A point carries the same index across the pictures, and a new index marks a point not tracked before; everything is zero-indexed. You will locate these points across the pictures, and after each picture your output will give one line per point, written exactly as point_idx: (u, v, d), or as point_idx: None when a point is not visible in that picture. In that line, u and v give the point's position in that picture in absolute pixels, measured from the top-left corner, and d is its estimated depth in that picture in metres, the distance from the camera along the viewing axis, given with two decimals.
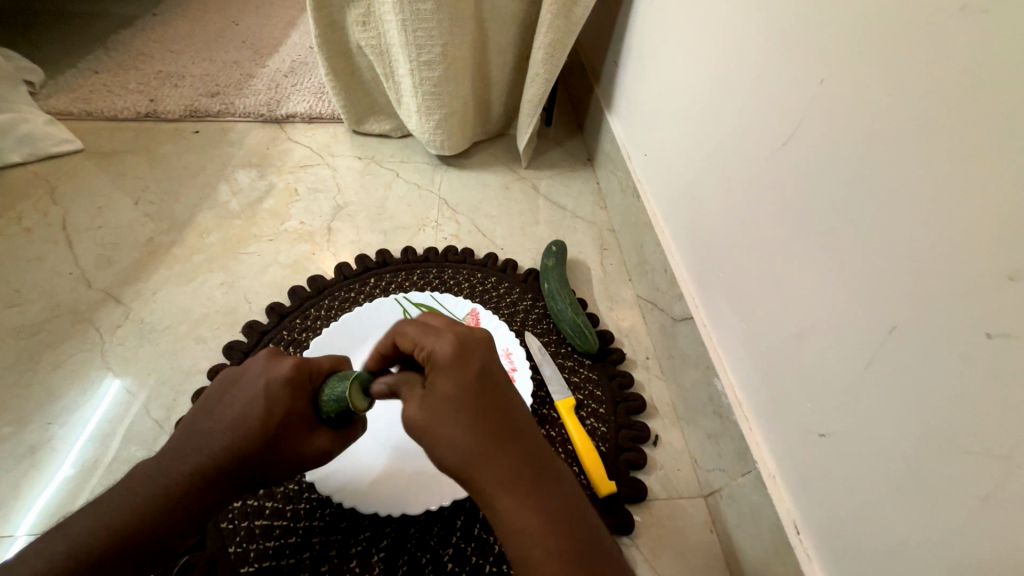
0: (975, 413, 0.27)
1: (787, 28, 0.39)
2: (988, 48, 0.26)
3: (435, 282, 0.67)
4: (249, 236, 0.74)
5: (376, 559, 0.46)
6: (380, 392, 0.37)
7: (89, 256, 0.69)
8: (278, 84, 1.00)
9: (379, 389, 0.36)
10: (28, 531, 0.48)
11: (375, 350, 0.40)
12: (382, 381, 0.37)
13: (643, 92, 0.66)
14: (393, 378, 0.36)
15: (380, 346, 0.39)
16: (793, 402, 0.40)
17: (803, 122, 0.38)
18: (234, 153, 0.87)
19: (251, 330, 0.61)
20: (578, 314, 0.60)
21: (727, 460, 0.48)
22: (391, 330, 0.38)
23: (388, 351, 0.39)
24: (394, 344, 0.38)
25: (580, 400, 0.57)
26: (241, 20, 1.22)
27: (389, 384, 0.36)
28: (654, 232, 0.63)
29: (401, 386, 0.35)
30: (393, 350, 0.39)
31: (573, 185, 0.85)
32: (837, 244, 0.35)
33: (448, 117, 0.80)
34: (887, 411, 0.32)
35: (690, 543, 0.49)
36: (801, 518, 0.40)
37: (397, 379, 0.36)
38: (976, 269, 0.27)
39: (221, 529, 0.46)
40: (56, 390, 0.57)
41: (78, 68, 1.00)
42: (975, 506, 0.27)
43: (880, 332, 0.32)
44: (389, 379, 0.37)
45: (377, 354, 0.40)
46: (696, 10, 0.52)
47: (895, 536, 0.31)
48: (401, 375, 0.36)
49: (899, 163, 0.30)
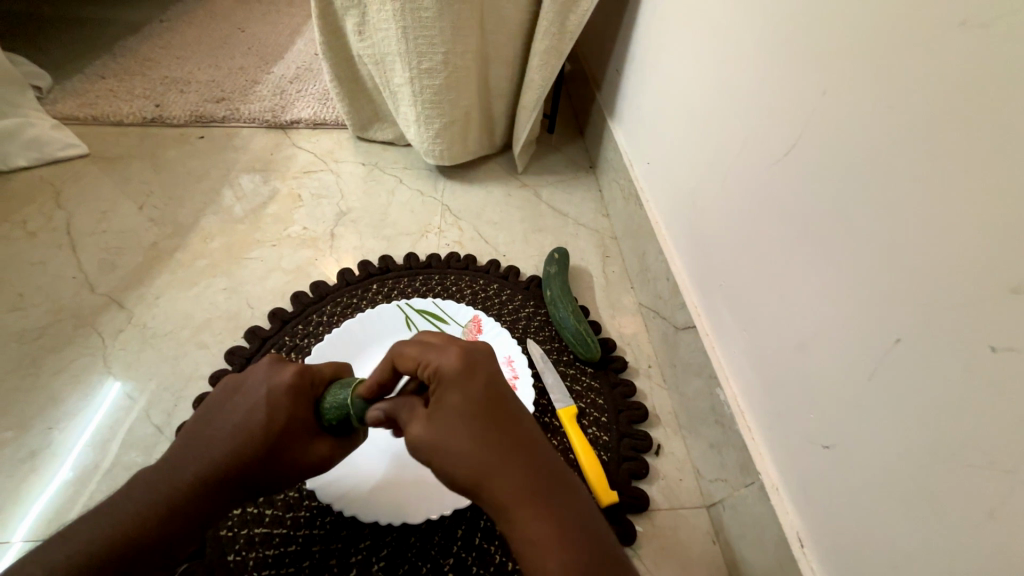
0: (978, 426, 0.27)
1: (789, 40, 0.39)
2: (988, 64, 0.26)
3: (437, 288, 0.67)
4: (252, 241, 0.74)
5: (377, 567, 0.45)
6: (376, 419, 0.36)
7: (93, 260, 0.70)
8: (283, 90, 1.01)
9: (374, 416, 0.36)
10: (24, 538, 0.48)
11: (372, 376, 0.38)
12: (379, 407, 0.36)
13: (646, 102, 0.67)
14: (390, 403, 0.36)
15: (378, 373, 0.38)
16: (796, 413, 0.40)
17: (804, 134, 0.38)
18: (238, 158, 0.87)
19: (254, 335, 0.61)
20: (580, 321, 0.60)
21: (729, 471, 0.48)
22: (389, 353, 0.37)
23: (386, 376, 0.37)
24: (393, 366, 0.37)
25: (582, 409, 0.56)
26: (247, 27, 1.23)
27: (385, 410, 0.36)
28: (657, 241, 0.63)
29: (400, 410, 0.35)
30: (391, 375, 0.38)
31: (576, 192, 0.85)
32: (840, 254, 0.35)
33: (448, 126, 0.80)
34: (891, 423, 0.32)
35: (691, 554, 0.49)
36: (805, 530, 0.39)
37: (395, 404, 0.35)
38: (980, 281, 0.27)
39: (221, 536, 0.46)
40: (57, 395, 0.57)
41: (85, 74, 1.01)
42: (980, 521, 0.27)
43: (883, 343, 0.32)
44: (386, 404, 0.36)
45: (373, 381, 0.38)
46: (697, 20, 0.53)
47: (900, 549, 0.31)
48: (401, 398, 0.36)
49: (900, 176, 0.31)
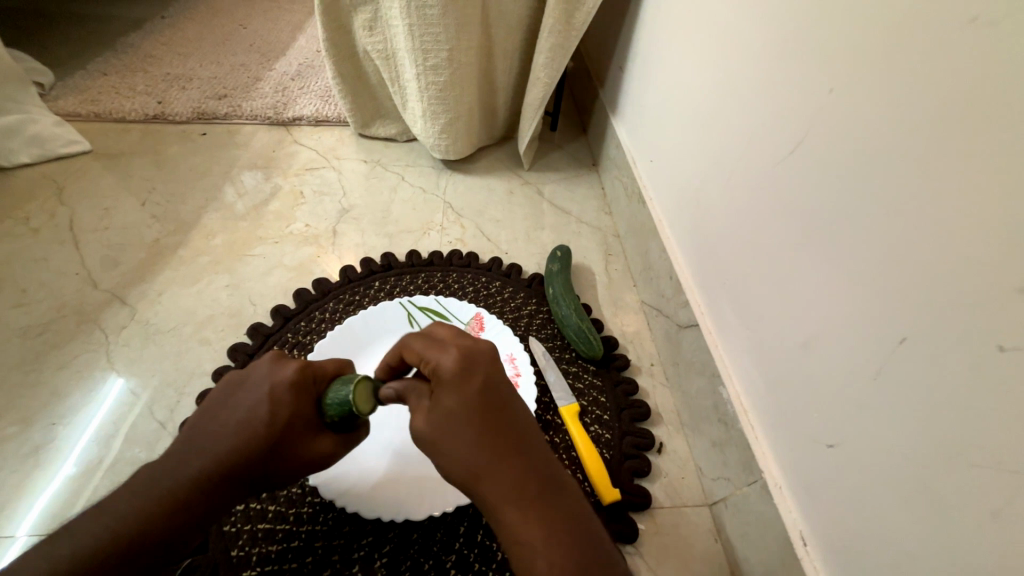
0: (986, 425, 0.27)
1: (795, 36, 0.39)
2: (999, 60, 0.26)
3: (440, 285, 0.67)
4: (254, 238, 0.74)
5: (379, 564, 0.46)
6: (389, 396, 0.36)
7: (95, 257, 0.70)
8: (285, 87, 1.01)
9: (386, 394, 0.35)
10: (28, 533, 0.48)
11: (383, 360, 0.39)
12: (392, 386, 0.35)
13: (649, 99, 0.67)
14: (401, 384, 0.35)
15: (388, 357, 0.38)
16: (801, 412, 0.40)
17: (811, 131, 0.38)
18: (240, 155, 0.87)
19: (256, 332, 0.61)
20: (582, 319, 0.60)
21: (732, 469, 0.48)
22: (398, 344, 0.37)
23: (397, 361, 0.38)
24: (401, 355, 0.37)
25: (584, 406, 0.56)
26: (249, 23, 1.23)
27: (396, 389, 0.35)
28: (660, 238, 0.63)
29: (409, 394, 0.34)
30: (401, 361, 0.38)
31: (578, 190, 0.85)
32: (846, 253, 0.35)
33: (453, 121, 0.80)
34: (896, 422, 0.32)
35: (693, 552, 0.49)
36: (808, 529, 0.39)
37: (405, 385, 0.35)
38: (988, 279, 0.27)
39: (224, 532, 0.46)
40: (60, 391, 0.57)
41: (87, 70, 1.01)
42: (985, 521, 0.27)
43: (887, 342, 0.32)
44: (398, 384, 0.35)
45: (385, 364, 0.39)
46: (702, 17, 0.52)
47: (904, 548, 0.31)
48: (410, 381, 0.35)
49: (908, 173, 0.30)
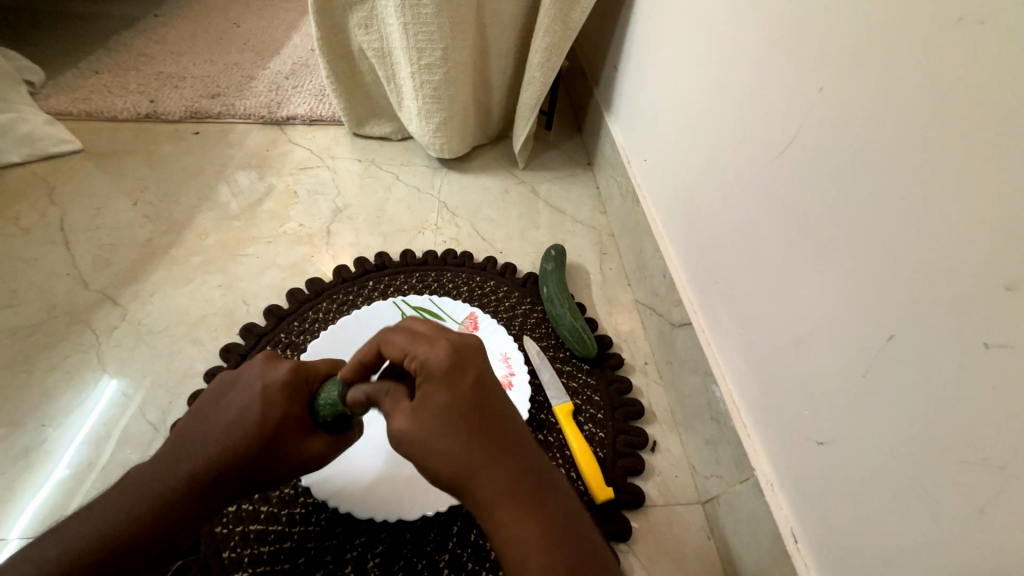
0: (973, 422, 0.27)
1: (787, 34, 0.39)
2: (988, 58, 0.26)
3: (434, 285, 0.67)
4: (248, 238, 0.73)
5: (372, 564, 0.45)
6: (358, 400, 0.35)
7: (87, 257, 0.69)
8: (279, 86, 1.01)
9: (356, 397, 0.35)
10: (20, 535, 0.47)
11: (355, 357, 0.37)
12: (359, 388, 0.35)
13: (643, 97, 0.66)
14: (374, 387, 0.35)
15: (362, 354, 0.36)
16: (792, 410, 0.40)
17: (803, 129, 0.38)
18: (233, 154, 0.87)
19: (249, 332, 0.60)
20: (576, 318, 0.60)
21: (725, 467, 0.48)
22: (376, 337, 0.36)
23: (370, 358, 0.36)
24: (379, 350, 0.36)
25: (577, 405, 0.57)
26: (243, 22, 1.22)
27: (367, 393, 0.34)
28: (654, 237, 0.63)
29: (383, 397, 0.34)
30: (376, 357, 0.36)
31: (573, 189, 0.85)
32: (836, 251, 0.35)
33: (448, 120, 0.79)
34: (886, 420, 0.32)
35: (687, 550, 0.49)
36: (799, 526, 0.39)
37: (379, 388, 0.34)
38: (977, 276, 0.27)
39: (216, 534, 0.46)
40: (51, 392, 0.57)
41: (78, 69, 1.00)
42: (973, 517, 0.27)
43: (876, 340, 0.32)
44: (369, 387, 0.35)
45: (357, 362, 0.36)
46: (695, 15, 0.52)
47: (894, 545, 0.31)
48: (382, 384, 0.34)
49: (898, 171, 0.30)
